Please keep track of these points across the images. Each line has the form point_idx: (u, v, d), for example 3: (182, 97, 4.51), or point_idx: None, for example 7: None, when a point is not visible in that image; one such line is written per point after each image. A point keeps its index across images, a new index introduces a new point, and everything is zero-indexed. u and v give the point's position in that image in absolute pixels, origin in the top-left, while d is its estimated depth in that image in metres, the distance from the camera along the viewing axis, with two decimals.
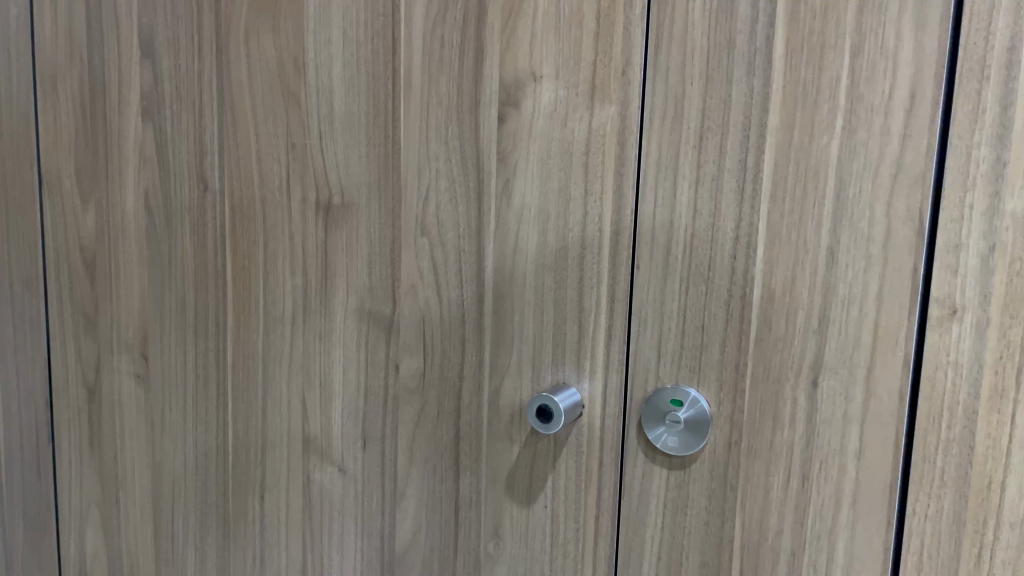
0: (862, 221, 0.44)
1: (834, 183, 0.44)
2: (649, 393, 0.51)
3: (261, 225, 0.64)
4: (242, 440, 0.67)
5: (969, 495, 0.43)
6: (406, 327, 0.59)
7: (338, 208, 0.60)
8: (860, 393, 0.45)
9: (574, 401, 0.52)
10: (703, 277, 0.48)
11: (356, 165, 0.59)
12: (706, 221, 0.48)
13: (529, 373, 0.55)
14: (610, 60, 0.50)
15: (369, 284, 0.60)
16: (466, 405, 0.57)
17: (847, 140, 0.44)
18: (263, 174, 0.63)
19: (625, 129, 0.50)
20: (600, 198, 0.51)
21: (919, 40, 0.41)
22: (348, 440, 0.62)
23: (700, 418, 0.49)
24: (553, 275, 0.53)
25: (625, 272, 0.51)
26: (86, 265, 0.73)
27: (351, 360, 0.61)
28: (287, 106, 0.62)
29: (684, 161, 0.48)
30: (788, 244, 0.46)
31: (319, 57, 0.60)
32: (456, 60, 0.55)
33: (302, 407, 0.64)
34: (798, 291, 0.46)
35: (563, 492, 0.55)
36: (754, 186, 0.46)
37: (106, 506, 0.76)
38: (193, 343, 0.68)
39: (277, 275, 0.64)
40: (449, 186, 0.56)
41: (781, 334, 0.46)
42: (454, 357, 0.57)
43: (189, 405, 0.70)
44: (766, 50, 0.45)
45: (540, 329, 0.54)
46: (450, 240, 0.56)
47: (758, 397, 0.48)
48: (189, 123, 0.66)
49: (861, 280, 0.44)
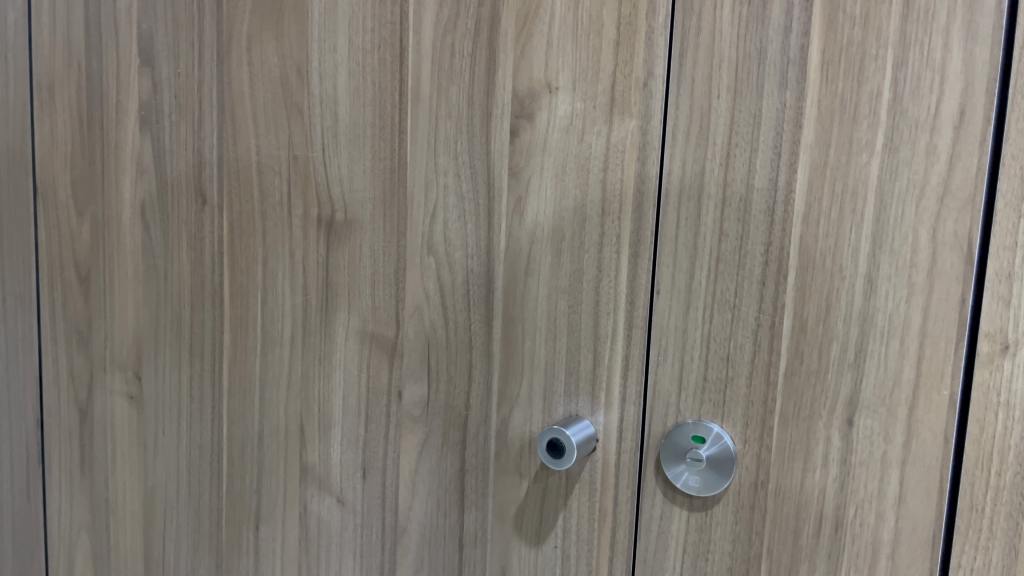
0: (904, 247, 0.40)
1: (873, 206, 0.41)
2: (668, 427, 0.47)
3: (261, 241, 0.61)
4: (237, 466, 0.64)
5: (1021, 548, 0.39)
6: (410, 351, 0.56)
7: (341, 224, 0.57)
8: (900, 435, 0.41)
9: (588, 435, 0.49)
10: (729, 303, 0.45)
11: (360, 179, 0.56)
12: (733, 243, 0.44)
13: (540, 404, 0.51)
14: (631, 71, 0.47)
15: (372, 305, 0.57)
16: (473, 436, 0.54)
17: (888, 158, 0.40)
18: (264, 187, 0.60)
19: (646, 143, 0.46)
20: (618, 218, 0.48)
21: (969, 52, 0.38)
22: (347, 469, 0.59)
23: (724, 455, 0.45)
24: (567, 300, 0.50)
25: (644, 297, 0.47)
26: (81, 280, 0.70)
27: (352, 385, 0.58)
28: (290, 116, 0.59)
29: (710, 179, 0.45)
30: (822, 269, 0.42)
31: (323, 66, 0.57)
32: (467, 69, 0.52)
33: (299, 433, 0.61)
34: (833, 321, 0.42)
35: (575, 531, 0.51)
36: (786, 207, 0.43)
37: (97, 532, 0.73)
38: (188, 363, 0.65)
39: (277, 293, 0.61)
40: (458, 203, 0.53)
41: (815, 366, 0.43)
42: (460, 384, 0.54)
43: (182, 429, 0.66)
44: (800, 62, 0.42)
45: (552, 357, 0.51)
46: (458, 260, 0.53)
47: (788, 435, 0.44)
48: (188, 134, 0.63)
49: (903, 312, 0.40)
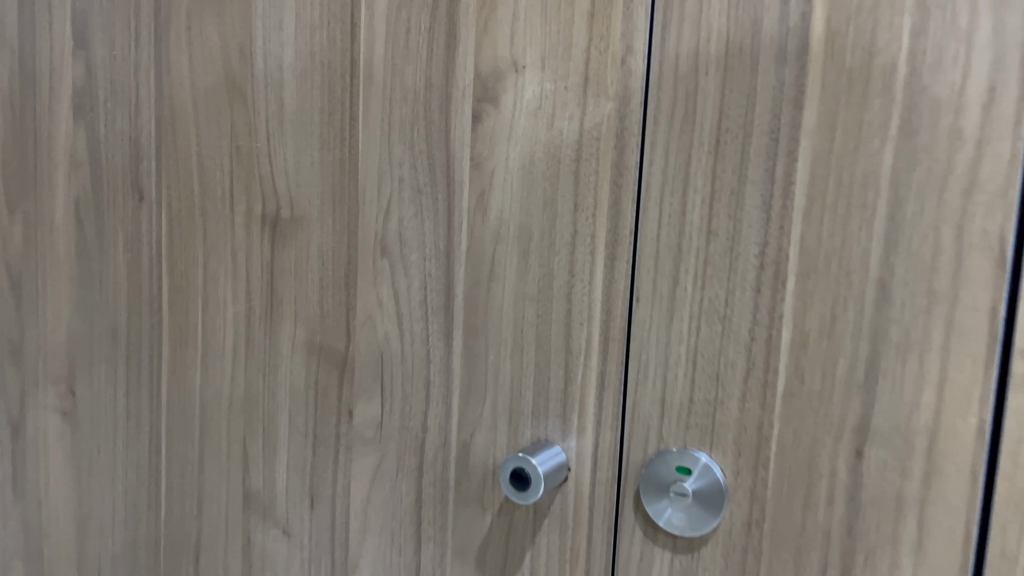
0: (923, 248, 0.34)
1: (887, 200, 0.35)
2: (648, 456, 0.41)
3: (201, 241, 0.55)
4: (177, 491, 0.58)
5: None
6: (362, 365, 0.49)
7: (287, 223, 0.51)
8: (918, 469, 0.35)
9: (557, 463, 0.43)
10: (719, 314, 0.39)
11: (308, 172, 0.50)
12: (724, 244, 0.38)
13: (505, 427, 0.45)
14: (607, 46, 0.41)
15: (320, 313, 0.51)
16: (431, 463, 0.48)
17: (905, 144, 0.34)
18: (204, 182, 0.54)
19: (624, 129, 0.40)
20: (592, 215, 0.42)
21: (1000, 17, 0.32)
22: (294, 497, 0.53)
23: (712, 490, 0.39)
24: (534, 309, 0.44)
25: (621, 306, 0.41)
26: (13, 285, 0.64)
27: (299, 403, 0.52)
28: (232, 103, 0.53)
29: (696, 170, 0.39)
30: (825, 274, 0.36)
31: (267, 47, 0.51)
32: (424, 47, 0.46)
33: (242, 456, 0.55)
34: (839, 335, 0.36)
35: (544, 572, 0.45)
36: (784, 201, 0.37)
37: (30, 561, 0.67)
38: (124, 377, 0.59)
39: (218, 300, 0.55)
40: (415, 198, 0.47)
41: (817, 387, 0.37)
42: (416, 403, 0.48)
43: (119, 449, 0.60)
44: (801, 33, 0.36)
45: (518, 374, 0.44)
46: (415, 263, 0.47)
47: (786, 467, 0.38)
48: (124, 123, 0.57)
49: (922, 325, 0.34)
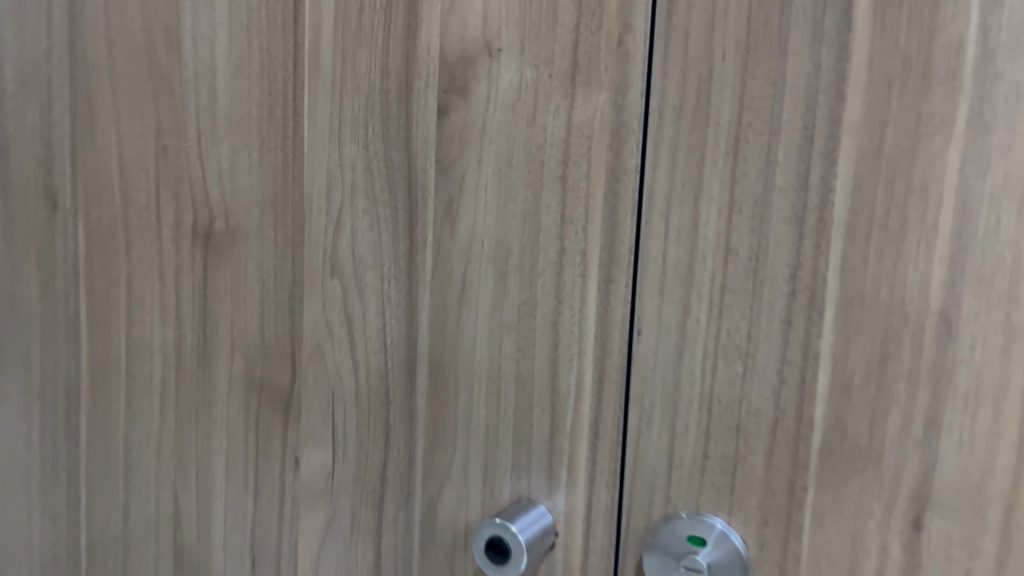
0: (999, 274, 0.27)
1: (953, 213, 0.28)
2: (653, 521, 0.34)
3: (124, 258, 0.47)
4: (100, 546, 0.50)
5: None
6: (310, 405, 0.42)
7: (221, 236, 0.44)
8: (992, 547, 0.28)
9: (543, 528, 0.36)
10: (740, 351, 0.32)
11: (246, 176, 0.43)
12: (746, 266, 0.31)
13: (479, 481, 0.38)
14: (600, 23, 0.33)
15: (261, 342, 0.43)
16: (391, 520, 0.40)
17: (976, 144, 0.27)
18: (126, 188, 0.46)
19: (621, 124, 0.33)
20: (583, 229, 0.34)
21: None
22: (233, 556, 0.45)
23: (733, 563, 0.32)
24: (514, 342, 0.36)
25: (619, 339, 0.34)
26: None
27: (237, 446, 0.45)
28: (158, 95, 0.45)
29: (711, 174, 0.32)
30: (874, 304, 0.29)
31: (198, 28, 0.43)
32: (379, 27, 0.38)
33: (179, 505, 0.47)
34: (891, 379, 0.29)
35: None
36: (821, 214, 0.30)
37: None
38: (36, 414, 0.51)
39: (144, 326, 0.47)
40: (370, 207, 0.39)
41: (863, 442, 0.30)
42: (374, 451, 0.40)
43: (32, 497, 0.52)
44: (842, 5, 0.29)
45: (495, 418, 0.37)
46: (370, 284, 0.40)
47: (824, 539, 0.31)
48: (31, 118, 0.49)
49: (998, 369, 0.27)
